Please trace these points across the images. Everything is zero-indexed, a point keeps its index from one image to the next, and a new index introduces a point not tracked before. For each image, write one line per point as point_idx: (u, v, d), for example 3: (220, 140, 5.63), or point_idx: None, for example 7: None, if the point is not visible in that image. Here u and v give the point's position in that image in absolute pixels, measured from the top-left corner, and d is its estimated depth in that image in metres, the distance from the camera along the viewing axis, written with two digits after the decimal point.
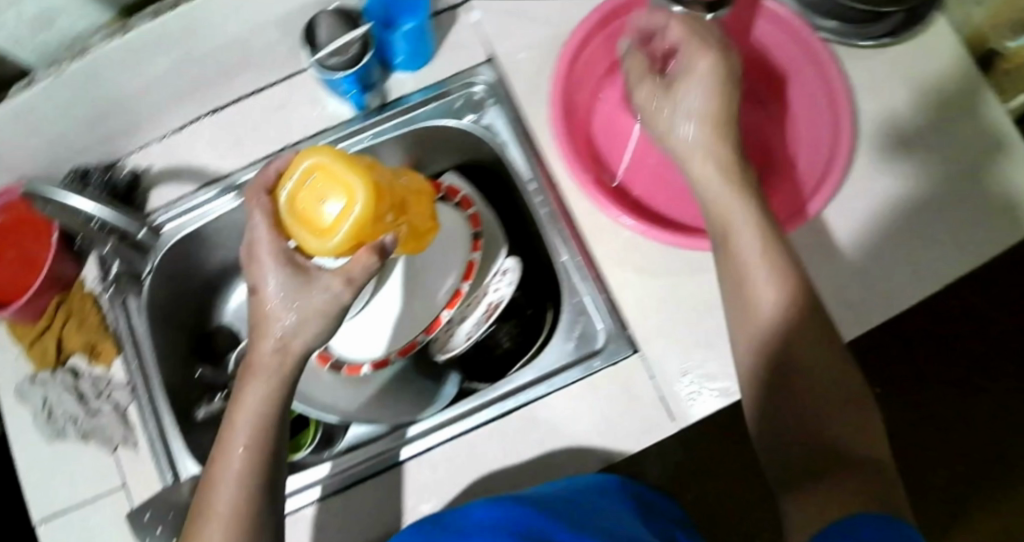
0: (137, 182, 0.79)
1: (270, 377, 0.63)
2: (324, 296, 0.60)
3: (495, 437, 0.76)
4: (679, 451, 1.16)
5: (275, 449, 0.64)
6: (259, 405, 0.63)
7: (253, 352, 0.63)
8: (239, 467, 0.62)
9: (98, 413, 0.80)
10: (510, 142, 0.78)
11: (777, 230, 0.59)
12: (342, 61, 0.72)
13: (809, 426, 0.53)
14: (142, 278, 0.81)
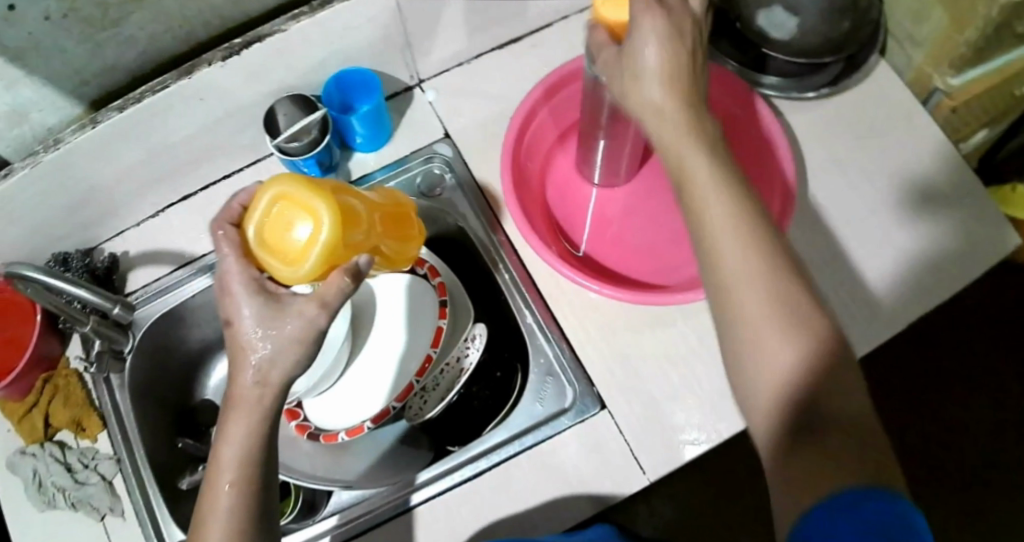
0: (115, 266, 0.84)
1: (254, 414, 0.56)
2: (299, 322, 0.55)
3: (478, 494, 0.74)
4: (667, 501, 1.20)
5: (265, 489, 0.57)
6: (248, 449, 0.56)
7: (233, 389, 0.56)
8: (228, 516, 0.55)
9: (85, 483, 0.83)
10: (468, 212, 0.80)
11: (779, 265, 0.53)
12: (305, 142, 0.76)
13: (836, 426, 0.47)
14: (124, 356, 0.86)
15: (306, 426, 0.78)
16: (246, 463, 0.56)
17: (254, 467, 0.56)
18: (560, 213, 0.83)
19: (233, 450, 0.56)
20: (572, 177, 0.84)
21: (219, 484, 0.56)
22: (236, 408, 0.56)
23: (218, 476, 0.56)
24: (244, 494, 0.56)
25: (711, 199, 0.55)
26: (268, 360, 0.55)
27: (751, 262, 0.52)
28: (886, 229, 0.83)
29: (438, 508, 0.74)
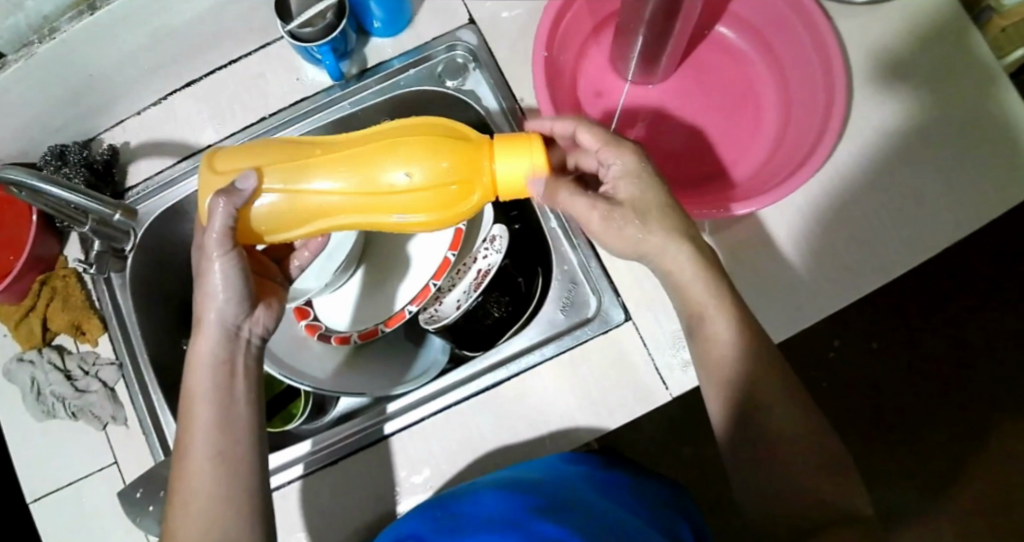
0: (116, 158, 0.79)
1: (213, 364, 0.61)
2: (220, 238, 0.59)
3: (488, 408, 0.70)
4: (674, 407, 1.15)
5: (235, 410, 0.61)
6: (213, 399, 0.60)
7: (193, 354, 0.62)
8: (201, 440, 0.59)
9: (86, 391, 0.79)
10: (495, 103, 0.74)
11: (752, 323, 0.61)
12: (318, 28, 0.71)
13: (818, 495, 0.57)
14: (125, 255, 0.79)
15: (316, 327, 0.77)
16: (215, 414, 0.60)
17: (220, 420, 0.60)
18: (591, 112, 0.78)
19: (200, 406, 0.60)
20: (604, 73, 0.78)
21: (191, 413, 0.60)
22: (200, 334, 0.62)
23: (185, 437, 0.60)
24: (212, 446, 0.59)
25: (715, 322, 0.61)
26: (224, 314, 0.62)
27: (745, 369, 0.60)
28: (947, 131, 0.74)
29: (451, 420, 0.70)
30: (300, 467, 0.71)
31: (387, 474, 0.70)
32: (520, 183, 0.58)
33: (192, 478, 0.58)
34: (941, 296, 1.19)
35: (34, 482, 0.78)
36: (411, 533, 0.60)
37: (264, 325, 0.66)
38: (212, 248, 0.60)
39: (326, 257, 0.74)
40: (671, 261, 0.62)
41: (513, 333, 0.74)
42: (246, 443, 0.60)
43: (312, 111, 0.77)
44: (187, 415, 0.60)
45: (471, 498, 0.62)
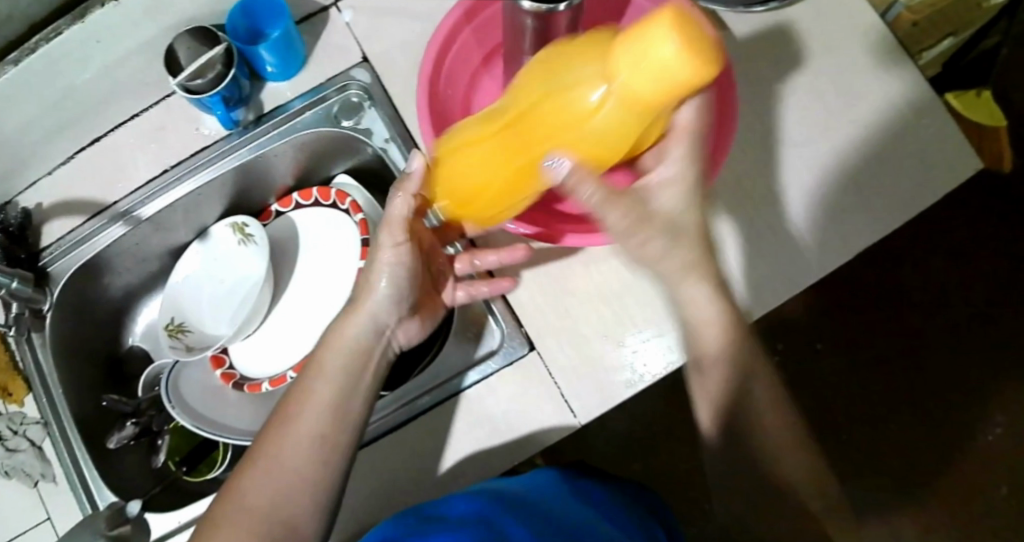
0: (29, 221, 0.79)
1: (348, 349, 0.63)
2: (403, 209, 0.60)
3: (401, 449, 0.69)
4: (625, 423, 1.15)
5: (352, 405, 0.62)
6: (338, 385, 0.62)
7: (337, 331, 0.64)
8: (316, 420, 0.60)
9: (15, 450, 0.77)
10: (391, 140, 0.75)
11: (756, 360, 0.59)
12: (213, 76, 0.71)
13: (771, 501, 0.61)
14: (44, 315, 0.79)
15: (231, 375, 0.77)
16: (333, 397, 0.61)
17: (332, 404, 0.61)
18: None
19: (325, 385, 0.62)
20: None
21: (317, 388, 0.61)
22: (356, 312, 0.64)
23: (297, 408, 0.61)
24: (316, 426, 0.60)
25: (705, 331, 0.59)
26: (382, 305, 0.64)
27: (750, 393, 0.59)
28: (841, 133, 0.75)
29: (365, 460, 0.69)
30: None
31: None
32: (648, 57, 0.47)
33: (290, 452, 0.59)
34: (888, 292, 1.18)
35: None
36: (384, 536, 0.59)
37: (408, 336, 0.68)
38: (396, 226, 0.61)
39: (240, 304, 0.78)
40: (687, 294, 0.59)
41: (422, 367, 0.75)
42: (348, 432, 0.61)
43: (212, 161, 0.78)
44: (307, 386, 0.62)
45: (440, 502, 0.63)
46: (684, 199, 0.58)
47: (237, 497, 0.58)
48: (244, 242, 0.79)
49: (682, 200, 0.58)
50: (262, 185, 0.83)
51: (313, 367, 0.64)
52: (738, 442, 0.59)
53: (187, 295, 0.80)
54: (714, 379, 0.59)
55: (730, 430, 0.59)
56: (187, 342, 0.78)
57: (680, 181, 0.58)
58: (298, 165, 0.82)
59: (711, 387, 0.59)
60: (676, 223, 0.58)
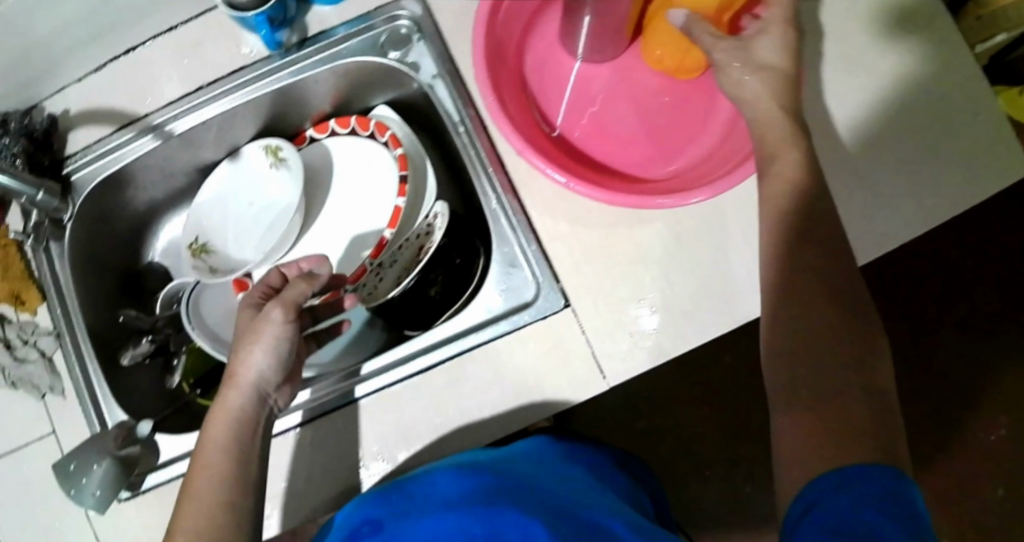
0: (55, 127, 0.77)
1: (231, 421, 0.63)
2: (297, 295, 0.65)
3: (421, 392, 0.69)
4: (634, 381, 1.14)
5: (245, 470, 0.62)
6: (229, 455, 0.62)
7: (220, 405, 0.64)
8: (213, 491, 0.61)
9: (25, 360, 0.75)
10: (438, 77, 0.73)
11: (811, 288, 0.58)
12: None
13: (832, 414, 0.53)
14: (64, 225, 0.77)
15: None
16: (226, 466, 0.62)
17: (229, 471, 0.62)
18: (535, 88, 0.75)
19: (216, 459, 0.62)
20: (552, 49, 0.75)
21: (206, 463, 0.62)
22: (235, 384, 0.65)
23: (195, 487, 0.62)
24: (215, 499, 0.61)
25: (783, 160, 0.61)
26: (261, 376, 0.65)
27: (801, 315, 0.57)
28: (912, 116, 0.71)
29: (387, 403, 0.69)
30: (320, 406, 0.70)
31: (322, 448, 0.69)
32: None
33: (188, 529, 0.60)
34: (922, 281, 1.14)
35: None
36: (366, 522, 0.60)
37: (285, 401, 0.68)
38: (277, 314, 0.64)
39: (267, 228, 0.77)
40: (779, 169, 0.61)
41: (449, 314, 0.73)
42: (247, 494, 0.62)
43: (250, 82, 0.76)
44: (201, 463, 0.62)
45: (427, 478, 0.63)
46: (776, 40, 0.64)
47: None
48: (276, 166, 0.77)
49: (782, 61, 0.63)
50: (295, 110, 0.80)
51: (200, 449, 0.63)
52: (804, 337, 0.57)
53: (213, 215, 0.79)
54: (826, 327, 0.57)
55: (786, 367, 0.56)
56: (210, 263, 0.77)
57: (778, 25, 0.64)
58: (336, 94, 0.80)
59: (810, 337, 0.57)
60: (783, 77, 0.63)
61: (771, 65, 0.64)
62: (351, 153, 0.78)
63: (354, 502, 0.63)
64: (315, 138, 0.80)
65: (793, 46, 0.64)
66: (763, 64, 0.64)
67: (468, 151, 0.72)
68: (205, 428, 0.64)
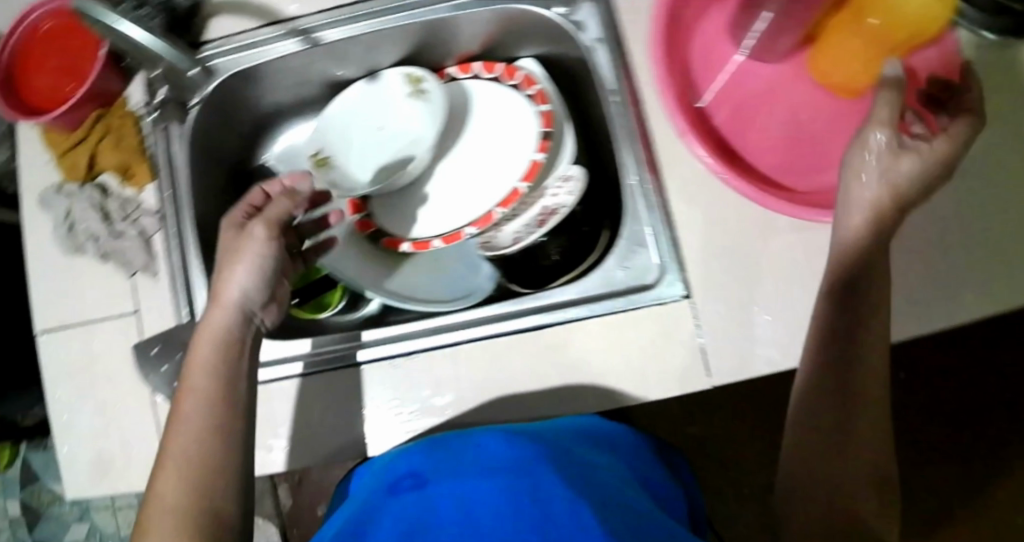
0: (199, 10, 0.74)
1: (218, 341, 0.61)
2: (277, 212, 0.64)
3: (524, 348, 0.69)
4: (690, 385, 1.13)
5: (232, 392, 0.60)
6: (215, 378, 0.60)
7: (202, 326, 0.62)
8: (200, 414, 0.59)
9: (121, 236, 0.73)
10: (598, 44, 0.72)
11: (855, 338, 0.56)
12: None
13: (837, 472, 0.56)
14: (188, 108, 0.74)
15: (369, 224, 0.76)
16: (211, 390, 0.59)
17: (215, 394, 0.59)
18: (693, 73, 0.74)
19: (199, 383, 0.60)
20: (717, 40, 0.74)
21: (188, 389, 0.60)
22: (219, 303, 0.62)
23: (178, 411, 0.59)
24: (205, 421, 0.59)
25: (855, 233, 0.56)
26: (247, 295, 0.62)
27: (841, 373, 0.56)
28: None
29: (486, 351, 0.69)
30: (424, 341, 0.70)
31: (414, 383, 0.69)
32: None
33: (178, 453, 0.58)
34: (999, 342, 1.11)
35: (47, 315, 0.76)
36: (409, 471, 0.62)
37: (272, 321, 0.66)
38: (260, 230, 0.63)
39: (392, 156, 0.76)
40: (849, 223, 0.57)
41: (567, 279, 0.73)
42: (235, 417, 0.59)
43: (408, 10, 0.73)
44: (188, 388, 0.60)
45: (474, 438, 0.63)
46: (919, 165, 0.55)
47: (155, 510, 0.57)
48: (414, 95, 0.76)
49: (914, 174, 0.55)
50: (443, 45, 0.79)
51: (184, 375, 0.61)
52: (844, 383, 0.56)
53: (338, 130, 0.78)
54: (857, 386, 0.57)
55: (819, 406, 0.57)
56: (329, 177, 0.76)
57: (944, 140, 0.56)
58: (488, 36, 0.78)
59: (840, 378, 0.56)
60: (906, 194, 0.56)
61: (904, 179, 0.56)
62: (494, 99, 0.77)
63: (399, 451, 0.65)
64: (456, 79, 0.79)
65: (937, 171, 0.56)
66: (892, 173, 0.56)
67: (616, 120, 0.71)
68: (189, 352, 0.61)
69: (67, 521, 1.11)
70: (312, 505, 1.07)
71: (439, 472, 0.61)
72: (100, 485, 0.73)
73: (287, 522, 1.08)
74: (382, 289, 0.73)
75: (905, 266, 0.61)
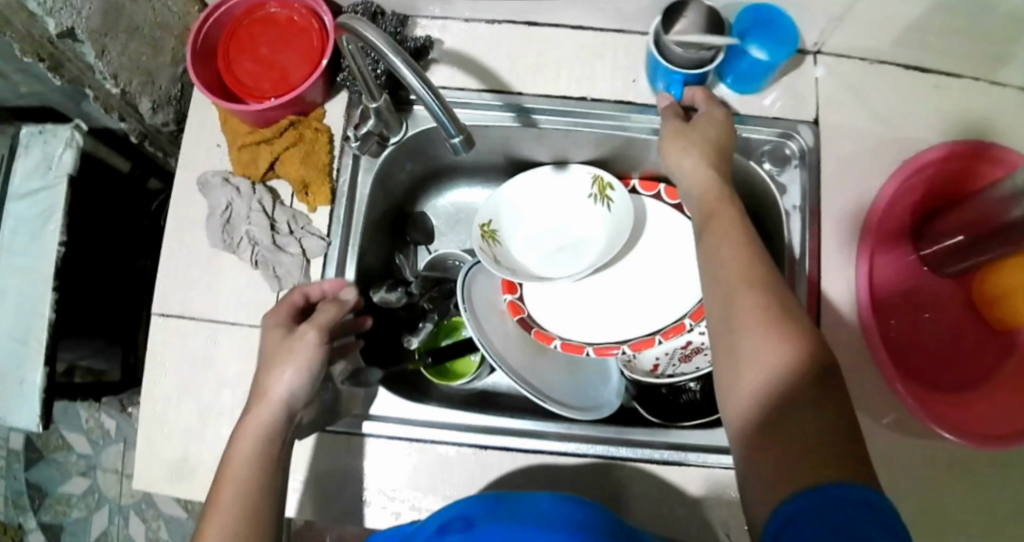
0: (423, 53, 0.73)
1: (259, 446, 0.58)
2: (329, 314, 0.64)
3: (648, 481, 0.68)
4: None
5: (269, 491, 0.58)
6: (260, 471, 0.58)
7: (244, 427, 0.59)
8: (235, 508, 0.56)
9: (282, 249, 0.71)
10: (799, 211, 0.75)
11: (796, 338, 0.50)
12: (695, 56, 0.67)
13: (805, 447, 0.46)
14: (386, 145, 0.73)
15: (520, 308, 0.75)
16: (251, 484, 0.57)
17: (246, 504, 0.56)
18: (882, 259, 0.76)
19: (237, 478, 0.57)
20: (907, 240, 0.77)
21: (224, 486, 0.57)
22: (259, 398, 0.60)
23: (213, 506, 0.56)
24: (232, 535, 0.55)
25: (723, 223, 0.58)
26: (290, 397, 0.61)
27: (784, 380, 0.49)
28: None
29: (611, 471, 0.69)
30: (555, 442, 0.69)
31: (533, 480, 0.69)
32: None
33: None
34: None
35: (171, 300, 0.73)
36: (461, 515, 0.61)
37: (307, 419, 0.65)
38: (310, 335, 0.62)
39: (557, 251, 0.77)
40: (677, 163, 0.64)
41: (700, 422, 0.72)
42: (270, 514, 0.57)
43: (629, 119, 0.72)
44: (224, 484, 0.57)
45: (530, 497, 0.61)
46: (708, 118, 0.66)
47: None
48: (600, 200, 0.76)
49: (702, 155, 0.63)
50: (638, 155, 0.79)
51: (225, 468, 0.58)
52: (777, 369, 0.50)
53: (513, 210, 0.77)
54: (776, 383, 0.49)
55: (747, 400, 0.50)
56: (494, 251, 0.75)
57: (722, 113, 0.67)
58: None
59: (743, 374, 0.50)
60: (710, 164, 0.62)
61: (702, 135, 0.64)
62: (675, 225, 0.77)
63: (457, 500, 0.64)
64: (635, 192, 0.78)
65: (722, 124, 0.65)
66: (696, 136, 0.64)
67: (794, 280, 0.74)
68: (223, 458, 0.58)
69: (70, 471, 1.13)
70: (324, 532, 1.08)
71: (487, 515, 0.59)
72: (178, 489, 0.71)
73: None
74: (522, 377, 0.72)
75: (879, 433, 0.73)
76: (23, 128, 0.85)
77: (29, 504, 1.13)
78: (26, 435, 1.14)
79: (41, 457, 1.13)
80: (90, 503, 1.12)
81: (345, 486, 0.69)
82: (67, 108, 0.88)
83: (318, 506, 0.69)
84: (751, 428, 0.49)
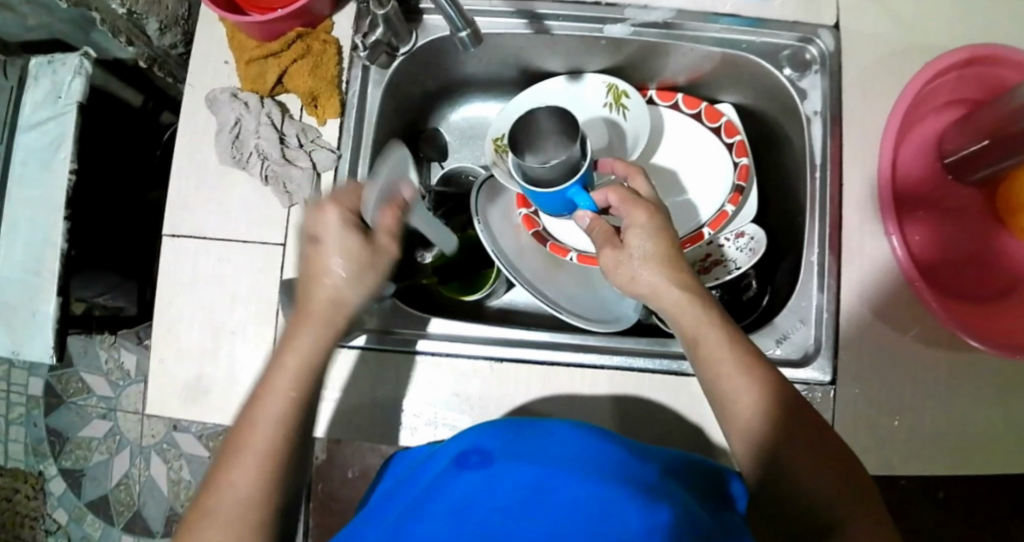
0: None
1: (301, 388, 0.57)
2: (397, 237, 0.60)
3: (666, 390, 0.67)
4: None
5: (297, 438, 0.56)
6: (285, 426, 0.56)
7: (268, 384, 0.57)
8: (260, 461, 0.54)
9: (292, 164, 0.70)
10: (819, 118, 0.73)
11: (795, 436, 0.55)
12: (566, 158, 0.62)
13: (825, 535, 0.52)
14: (396, 56, 0.73)
15: (535, 222, 0.75)
16: (276, 439, 0.55)
17: (284, 442, 0.55)
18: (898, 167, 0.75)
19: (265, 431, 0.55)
20: (928, 149, 0.75)
21: (251, 441, 0.55)
22: (290, 353, 0.57)
23: (232, 461, 0.54)
24: (265, 472, 0.54)
25: (710, 346, 0.57)
26: (314, 352, 0.58)
27: (794, 476, 0.54)
28: None
29: (628, 380, 0.68)
30: (570, 353, 0.69)
31: (549, 391, 0.68)
32: None
33: (234, 493, 0.53)
34: None
35: (180, 218, 0.72)
36: (474, 446, 0.55)
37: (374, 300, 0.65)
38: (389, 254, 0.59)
39: None
40: (644, 286, 0.59)
41: None
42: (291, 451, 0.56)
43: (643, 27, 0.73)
44: (248, 434, 0.55)
45: (546, 427, 0.57)
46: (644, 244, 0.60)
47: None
48: (615, 110, 0.76)
49: (661, 268, 0.59)
50: (653, 67, 0.78)
51: (249, 420, 0.56)
52: (787, 468, 0.54)
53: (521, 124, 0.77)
54: (798, 481, 0.54)
55: (766, 493, 0.55)
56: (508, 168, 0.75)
57: (645, 209, 0.61)
58: (698, 72, 0.78)
59: (771, 477, 0.54)
60: (671, 272, 0.59)
61: (647, 269, 0.59)
62: (690, 135, 0.78)
63: (469, 429, 0.59)
64: (652, 102, 0.80)
65: (666, 228, 0.60)
66: (644, 260, 0.59)
67: (814, 186, 0.72)
68: (262, 387, 0.57)
69: (89, 414, 1.13)
70: (344, 465, 1.08)
71: (504, 449, 0.54)
72: (191, 407, 0.70)
73: (314, 476, 1.08)
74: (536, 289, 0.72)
75: (903, 343, 0.70)
76: (31, 60, 0.84)
77: (49, 451, 1.13)
78: (46, 380, 1.14)
79: (60, 402, 1.14)
80: (110, 446, 1.13)
81: (360, 397, 0.68)
82: (75, 39, 0.87)
83: (332, 418, 0.68)
84: (779, 519, 0.54)
